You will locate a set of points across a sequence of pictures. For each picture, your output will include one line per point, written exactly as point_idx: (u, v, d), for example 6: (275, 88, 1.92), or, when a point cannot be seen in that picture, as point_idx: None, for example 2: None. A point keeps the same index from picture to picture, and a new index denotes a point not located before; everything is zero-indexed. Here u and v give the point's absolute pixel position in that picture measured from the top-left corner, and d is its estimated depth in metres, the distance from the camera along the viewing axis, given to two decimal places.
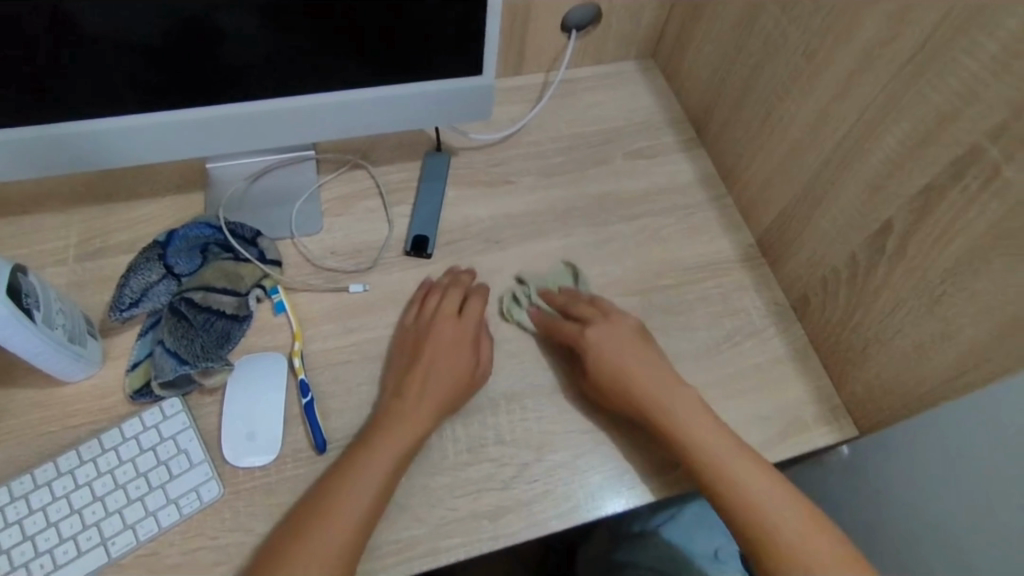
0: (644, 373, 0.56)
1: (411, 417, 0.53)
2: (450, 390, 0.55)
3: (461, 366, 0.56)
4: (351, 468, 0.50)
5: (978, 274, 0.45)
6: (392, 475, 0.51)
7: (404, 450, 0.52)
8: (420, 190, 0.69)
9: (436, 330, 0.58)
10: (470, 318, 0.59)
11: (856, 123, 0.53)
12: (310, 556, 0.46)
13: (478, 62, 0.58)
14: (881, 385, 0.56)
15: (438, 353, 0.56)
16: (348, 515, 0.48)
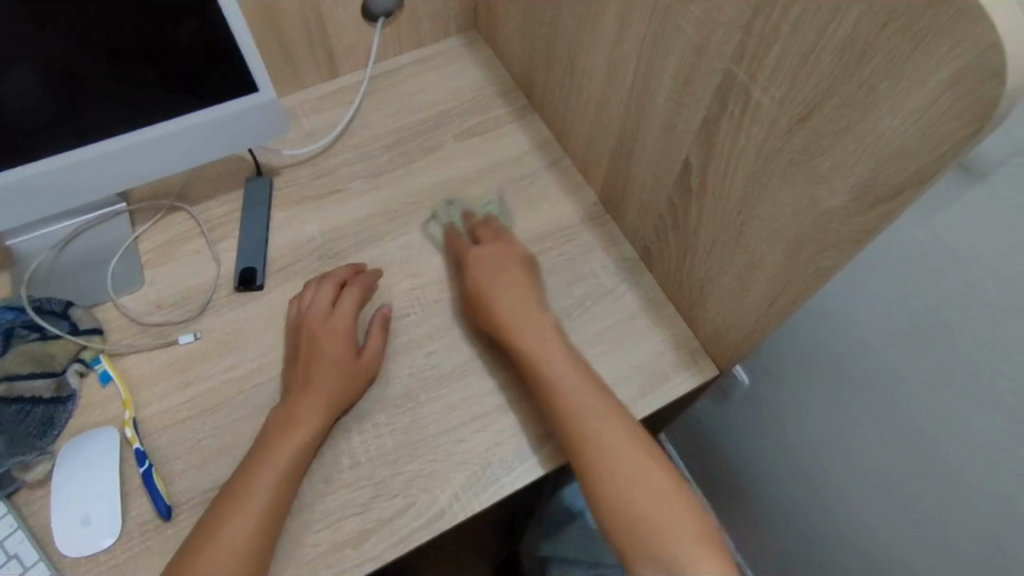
0: (548, 346, 0.56)
1: (292, 433, 0.51)
2: (331, 381, 0.54)
3: (343, 374, 0.54)
4: (243, 482, 0.49)
5: (761, 200, 0.44)
6: (275, 505, 0.48)
7: (295, 456, 0.51)
8: (243, 221, 0.66)
9: (308, 343, 0.56)
10: (344, 317, 0.57)
11: (639, 66, 0.51)
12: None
13: (246, 79, 0.54)
14: (721, 322, 0.56)
15: (315, 366, 0.54)
16: (234, 554, 0.46)
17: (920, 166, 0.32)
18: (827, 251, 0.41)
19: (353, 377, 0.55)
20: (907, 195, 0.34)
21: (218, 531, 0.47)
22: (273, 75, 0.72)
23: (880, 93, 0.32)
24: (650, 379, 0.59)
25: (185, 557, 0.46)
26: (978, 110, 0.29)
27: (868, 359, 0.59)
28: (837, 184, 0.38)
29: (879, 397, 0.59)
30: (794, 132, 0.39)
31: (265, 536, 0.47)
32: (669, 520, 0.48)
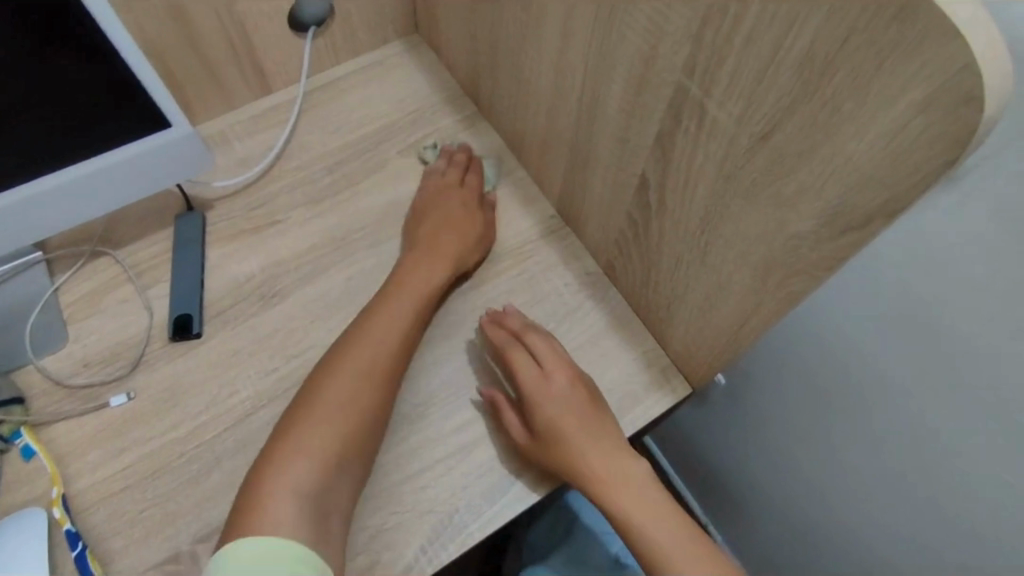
0: (601, 456, 0.51)
1: (421, 283, 0.57)
2: (459, 243, 0.59)
3: (443, 269, 0.58)
4: (367, 324, 0.54)
5: (724, 220, 0.41)
6: (376, 376, 0.51)
7: (416, 309, 0.56)
8: (174, 262, 0.61)
9: (420, 242, 0.60)
10: (451, 217, 0.61)
11: (587, 76, 0.47)
12: (295, 462, 0.47)
13: (156, 115, 0.49)
14: (692, 340, 0.53)
15: (417, 259, 0.58)
16: (333, 414, 0.49)
17: (892, 195, 0.29)
18: (797, 276, 0.38)
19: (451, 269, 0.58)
20: (880, 224, 0.31)
21: (319, 393, 0.50)
22: (198, 97, 0.66)
23: (846, 113, 0.29)
24: (621, 403, 0.56)
25: (290, 414, 0.50)
26: (954, 137, 0.25)
27: (847, 365, 0.56)
28: (805, 209, 0.34)
29: (863, 405, 0.57)
30: (755, 152, 0.35)
31: (369, 407, 0.50)
32: None
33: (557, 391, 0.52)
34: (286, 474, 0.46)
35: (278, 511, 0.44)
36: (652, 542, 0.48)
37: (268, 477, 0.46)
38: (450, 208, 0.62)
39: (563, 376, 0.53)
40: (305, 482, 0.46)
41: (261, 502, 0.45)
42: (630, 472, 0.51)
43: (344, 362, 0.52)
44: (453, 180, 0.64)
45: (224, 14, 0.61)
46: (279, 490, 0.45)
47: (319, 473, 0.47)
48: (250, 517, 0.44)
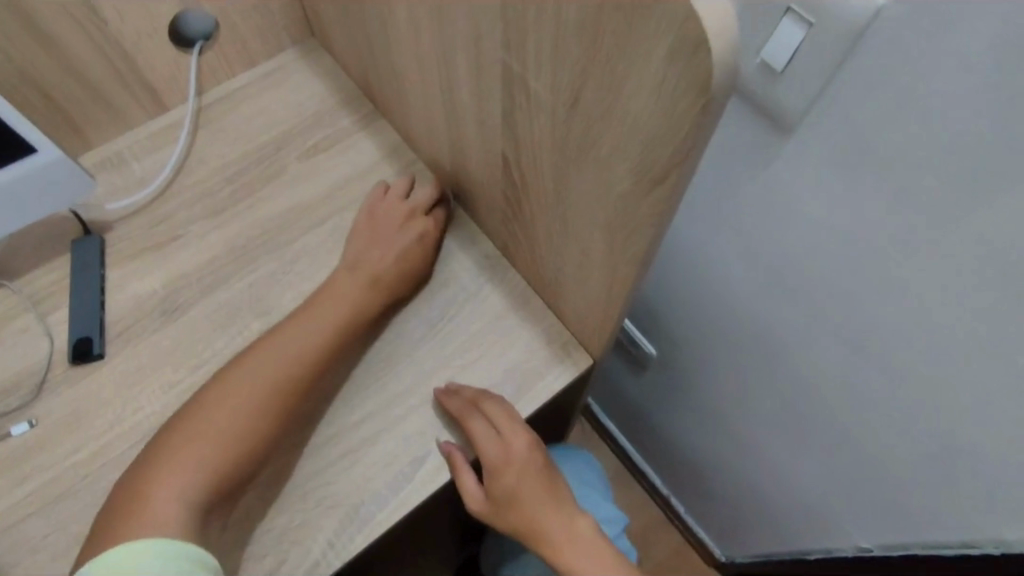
0: (553, 510, 0.54)
1: (355, 294, 0.56)
2: (397, 269, 0.58)
3: (373, 292, 0.56)
4: (296, 324, 0.54)
5: (569, 190, 0.42)
6: (278, 391, 0.51)
7: (349, 314, 0.55)
8: (73, 287, 0.61)
9: (358, 261, 0.58)
10: (393, 247, 0.58)
11: (439, 62, 0.48)
12: (186, 468, 0.47)
13: (18, 141, 0.49)
14: (580, 312, 0.54)
15: (350, 281, 0.57)
16: (228, 428, 0.49)
17: (675, 146, 0.30)
18: (634, 236, 0.39)
19: (386, 295, 0.57)
20: (676, 175, 0.32)
21: (217, 399, 0.50)
22: (88, 121, 0.66)
23: (622, 70, 0.30)
24: (522, 382, 0.57)
25: (186, 419, 0.50)
26: (700, 83, 0.27)
27: None
28: (620, 169, 0.35)
29: None
30: (572, 119, 0.36)
31: (265, 411, 0.50)
32: None
33: (516, 458, 0.53)
34: (174, 479, 0.46)
35: (162, 515, 0.45)
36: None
37: (156, 484, 0.46)
38: (395, 239, 0.59)
39: (522, 442, 0.53)
40: (192, 487, 0.47)
41: (146, 510, 0.45)
42: (575, 535, 0.54)
43: (243, 378, 0.51)
44: (415, 204, 0.61)
45: (97, 34, 0.61)
46: (164, 499, 0.46)
47: (207, 484, 0.47)
48: (131, 518, 0.45)
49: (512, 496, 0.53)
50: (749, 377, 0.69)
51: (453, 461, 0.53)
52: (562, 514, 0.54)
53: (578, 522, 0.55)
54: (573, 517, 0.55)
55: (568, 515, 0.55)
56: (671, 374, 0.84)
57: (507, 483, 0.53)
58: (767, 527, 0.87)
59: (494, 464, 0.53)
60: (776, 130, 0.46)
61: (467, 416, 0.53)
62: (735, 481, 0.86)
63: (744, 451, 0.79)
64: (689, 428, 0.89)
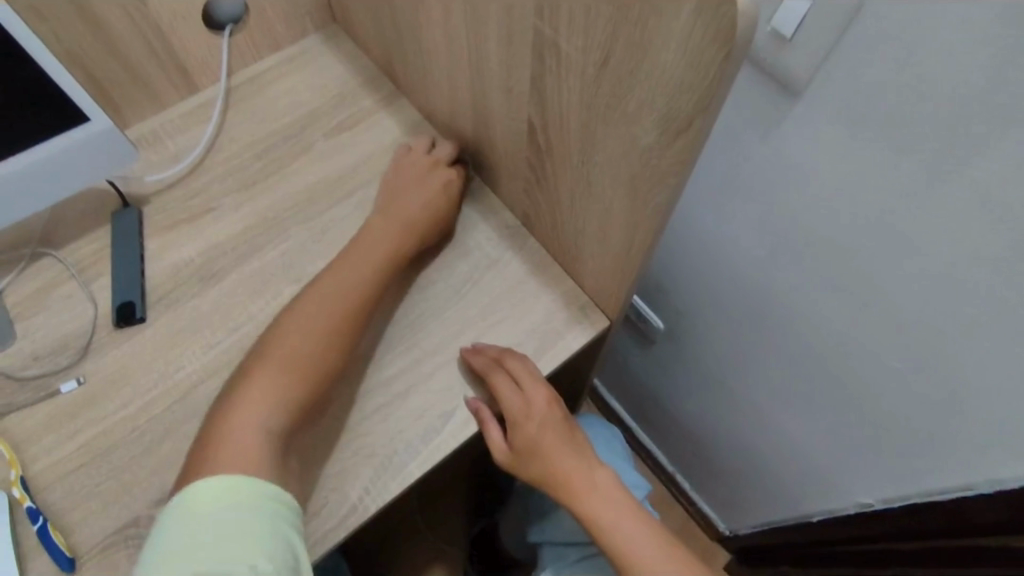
0: (565, 459, 0.57)
1: (386, 237, 0.59)
2: (425, 212, 0.61)
3: (404, 237, 0.59)
4: (339, 266, 0.57)
5: (595, 149, 0.45)
6: (334, 322, 0.54)
7: (387, 252, 0.58)
8: (114, 255, 0.64)
9: (389, 210, 0.61)
10: (419, 195, 0.62)
11: (468, 35, 0.51)
12: (256, 404, 0.49)
13: (72, 110, 0.52)
14: (600, 273, 0.57)
15: (380, 228, 0.60)
16: (287, 362, 0.51)
17: (700, 93, 0.34)
18: (657, 187, 0.42)
19: (410, 228, 0.60)
20: (699, 122, 0.35)
21: (276, 343, 0.52)
22: (126, 100, 0.69)
23: (652, 26, 0.33)
24: (544, 340, 0.60)
25: (247, 370, 0.51)
26: (724, 31, 0.30)
27: None
28: (646, 122, 0.39)
29: None
30: (601, 78, 0.39)
31: (325, 339, 0.53)
32: None
33: (535, 413, 0.56)
34: (248, 419, 0.48)
35: (246, 448, 0.47)
36: (606, 525, 0.55)
37: (231, 422, 0.48)
38: (421, 185, 0.62)
39: (540, 397, 0.56)
40: (272, 415, 0.49)
41: (223, 443, 0.47)
42: (593, 481, 0.57)
43: (298, 321, 0.53)
44: (438, 159, 0.65)
45: (137, 16, 0.64)
46: (245, 435, 0.48)
47: (280, 409, 0.49)
48: (214, 455, 0.47)
49: (531, 447, 0.57)
50: (753, 343, 0.72)
51: (478, 415, 0.56)
52: (575, 463, 0.57)
53: (590, 470, 0.57)
54: (586, 465, 0.57)
55: (581, 462, 0.57)
56: (679, 348, 0.87)
57: (526, 435, 0.57)
58: (773, 495, 0.90)
59: (515, 419, 0.56)
60: (783, 97, 0.49)
61: (490, 376, 0.56)
62: (740, 452, 0.89)
63: (750, 419, 0.82)
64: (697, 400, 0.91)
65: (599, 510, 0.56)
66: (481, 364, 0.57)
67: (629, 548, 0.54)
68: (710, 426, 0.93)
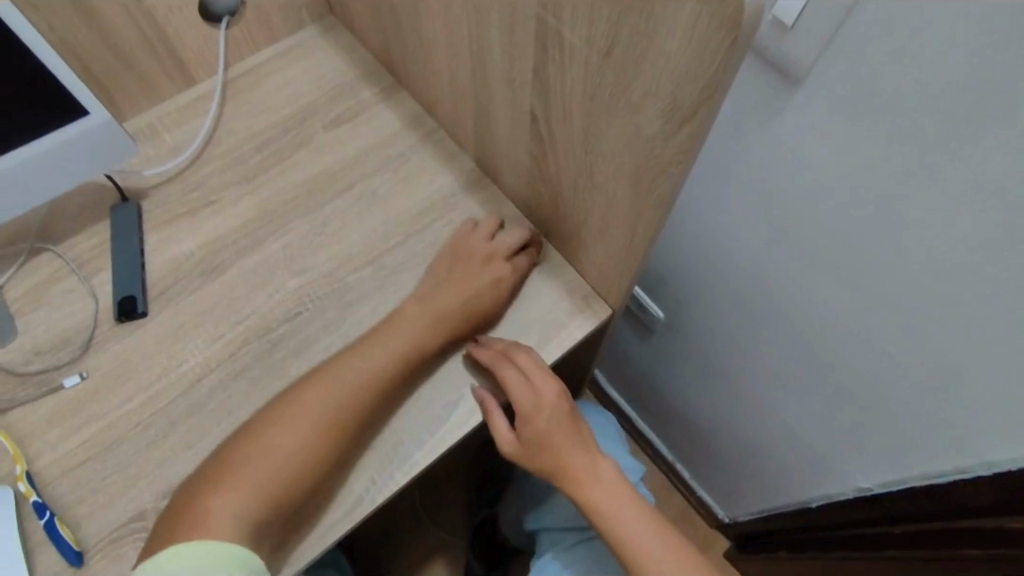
0: (568, 449, 0.57)
1: (418, 329, 0.57)
2: (461, 304, 0.58)
3: (430, 332, 0.57)
4: (363, 349, 0.56)
5: (598, 138, 0.45)
6: (337, 434, 0.52)
7: (411, 348, 0.56)
8: (114, 250, 0.63)
9: (428, 295, 0.59)
10: (466, 284, 0.59)
11: (470, 26, 0.51)
12: (237, 490, 0.49)
13: (72, 103, 0.52)
14: (602, 262, 0.57)
15: (413, 315, 0.58)
16: (281, 455, 0.51)
17: (705, 82, 0.34)
18: (660, 176, 0.42)
19: (444, 334, 0.58)
20: (704, 111, 0.36)
21: (278, 421, 0.52)
22: (122, 93, 0.69)
23: (657, 15, 0.33)
24: (547, 330, 0.61)
25: (246, 438, 0.52)
26: (731, 19, 0.30)
27: None
28: (650, 111, 0.39)
29: None
30: (605, 67, 0.40)
31: (322, 442, 0.52)
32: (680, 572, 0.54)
33: (545, 405, 0.57)
34: (224, 501, 0.49)
35: (213, 532, 0.47)
36: (606, 512, 0.56)
37: (213, 497, 0.49)
38: (472, 278, 0.59)
39: (549, 389, 0.57)
40: (250, 505, 0.49)
41: (201, 516, 0.48)
42: (598, 475, 0.57)
43: (309, 411, 0.52)
44: (495, 249, 0.60)
45: (133, 8, 0.63)
46: (221, 515, 0.48)
47: (259, 500, 0.49)
48: (187, 527, 0.48)
49: (538, 438, 0.57)
50: (752, 332, 0.73)
51: (484, 405, 0.56)
52: (577, 453, 0.57)
53: (592, 460, 0.58)
54: (588, 454, 0.58)
55: (583, 451, 0.58)
56: (679, 337, 0.88)
57: (534, 426, 0.57)
58: (771, 481, 0.91)
59: (523, 412, 0.56)
60: (784, 85, 0.49)
61: (500, 370, 0.56)
62: (738, 439, 0.90)
63: (749, 407, 0.83)
64: (696, 389, 0.92)
65: (602, 501, 0.56)
66: (489, 357, 0.57)
67: (630, 537, 0.55)
68: (708, 413, 0.93)
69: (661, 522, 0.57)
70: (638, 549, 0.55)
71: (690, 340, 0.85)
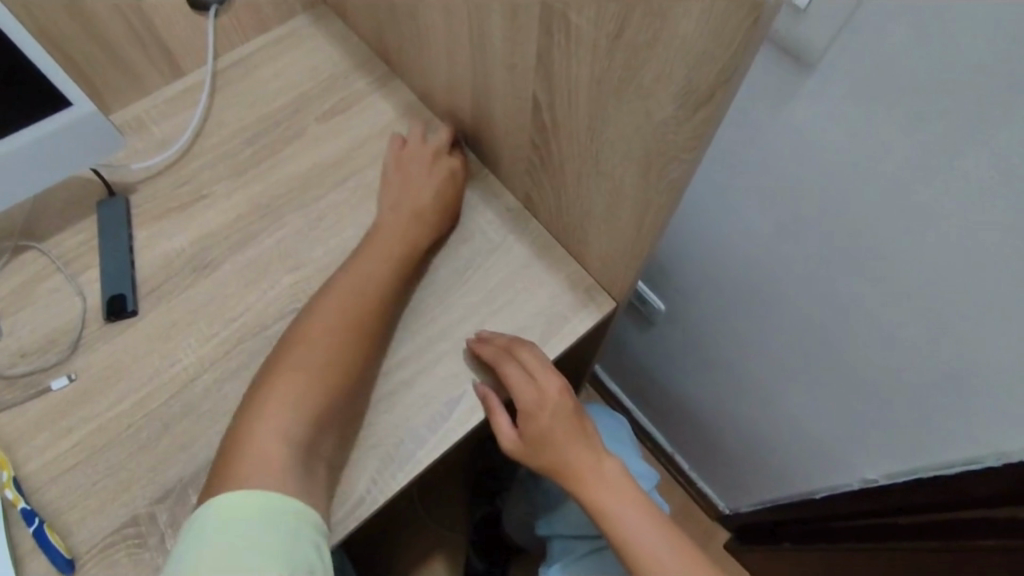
0: (570, 447, 0.56)
1: (401, 229, 0.59)
2: (435, 204, 0.60)
3: (413, 229, 0.59)
4: (356, 263, 0.57)
5: (606, 125, 0.44)
6: (361, 331, 0.53)
7: (400, 246, 0.58)
8: (101, 247, 0.61)
9: (398, 204, 0.60)
10: (427, 183, 0.61)
11: (469, 10, 0.49)
12: (282, 406, 0.49)
13: (54, 94, 0.50)
14: (606, 253, 0.56)
15: (390, 222, 0.59)
16: (313, 362, 0.51)
17: (722, 64, 0.32)
18: (672, 164, 0.41)
19: (429, 229, 0.59)
20: (720, 94, 0.34)
21: (301, 343, 0.52)
22: (107, 85, 0.66)
23: None
24: (550, 324, 0.59)
25: (273, 365, 0.51)
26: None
27: None
28: (662, 96, 0.37)
29: None
30: (614, 51, 0.38)
31: (350, 338, 0.52)
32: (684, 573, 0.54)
33: (547, 401, 0.55)
34: (276, 420, 0.48)
35: (268, 453, 0.47)
36: (609, 511, 0.55)
37: (258, 424, 0.48)
38: (430, 176, 0.62)
39: (552, 385, 0.55)
40: (295, 418, 0.49)
41: (252, 445, 0.47)
42: (604, 476, 0.56)
43: (323, 321, 0.53)
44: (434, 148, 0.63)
45: None
46: (274, 435, 0.48)
47: (310, 415, 0.49)
48: (244, 458, 0.47)
49: (540, 436, 0.56)
50: (756, 322, 0.72)
51: (487, 402, 0.55)
52: (581, 451, 0.56)
53: (595, 457, 0.57)
54: (592, 450, 0.57)
55: (587, 448, 0.56)
56: (680, 330, 0.87)
57: (536, 424, 0.55)
58: (775, 473, 0.90)
59: (526, 409, 0.55)
60: (794, 69, 0.48)
61: (501, 367, 0.54)
62: (741, 431, 0.89)
63: (752, 398, 0.82)
64: (698, 381, 0.91)
65: (604, 499, 0.55)
66: (490, 354, 0.55)
67: (633, 537, 0.54)
68: (710, 406, 0.93)
69: (664, 520, 0.56)
70: (641, 547, 0.54)
71: (692, 332, 0.84)
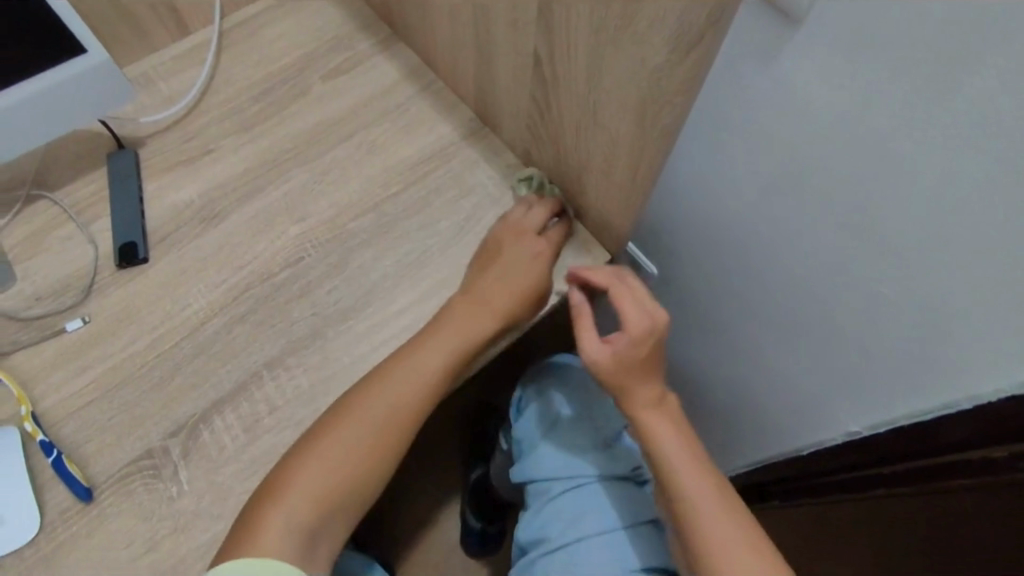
0: (649, 369, 0.53)
1: (473, 321, 0.55)
2: (513, 296, 0.57)
3: (484, 323, 0.56)
4: (414, 347, 0.55)
5: (602, 75, 0.46)
6: (394, 427, 0.53)
7: (466, 344, 0.55)
8: (112, 197, 0.63)
9: (473, 289, 0.57)
10: (508, 268, 0.57)
11: None
12: (298, 495, 0.50)
13: (68, 40, 0.51)
14: (602, 206, 0.59)
15: (460, 306, 0.56)
16: (339, 454, 0.51)
17: (712, 5, 0.35)
18: (664, 110, 0.43)
19: (498, 323, 0.56)
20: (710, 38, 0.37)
21: (337, 425, 0.52)
22: (115, 40, 0.68)
23: None
24: None
25: (311, 439, 0.52)
26: None
27: None
28: (656, 41, 0.39)
29: None
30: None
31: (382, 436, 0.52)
32: (721, 514, 0.49)
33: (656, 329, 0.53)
34: (285, 508, 0.49)
35: (276, 540, 0.48)
36: (652, 431, 0.52)
37: (274, 508, 0.49)
38: (514, 259, 0.58)
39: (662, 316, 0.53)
40: (303, 510, 0.50)
41: (262, 525, 0.48)
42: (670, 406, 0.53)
43: (367, 411, 0.52)
44: (528, 226, 0.60)
45: None
46: (283, 519, 0.49)
47: (315, 506, 0.50)
48: (248, 538, 0.48)
49: (633, 354, 0.52)
50: (743, 281, 0.75)
51: (577, 319, 0.55)
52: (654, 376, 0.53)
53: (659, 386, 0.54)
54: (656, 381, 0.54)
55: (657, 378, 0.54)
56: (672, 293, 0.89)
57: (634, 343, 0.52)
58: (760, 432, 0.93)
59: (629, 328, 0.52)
60: (782, 25, 0.50)
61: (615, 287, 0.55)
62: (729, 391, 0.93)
63: (740, 358, 0.85)
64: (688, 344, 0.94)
65: (662, 427, 0.52)
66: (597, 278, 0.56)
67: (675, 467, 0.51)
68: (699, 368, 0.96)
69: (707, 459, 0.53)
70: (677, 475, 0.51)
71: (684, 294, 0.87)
